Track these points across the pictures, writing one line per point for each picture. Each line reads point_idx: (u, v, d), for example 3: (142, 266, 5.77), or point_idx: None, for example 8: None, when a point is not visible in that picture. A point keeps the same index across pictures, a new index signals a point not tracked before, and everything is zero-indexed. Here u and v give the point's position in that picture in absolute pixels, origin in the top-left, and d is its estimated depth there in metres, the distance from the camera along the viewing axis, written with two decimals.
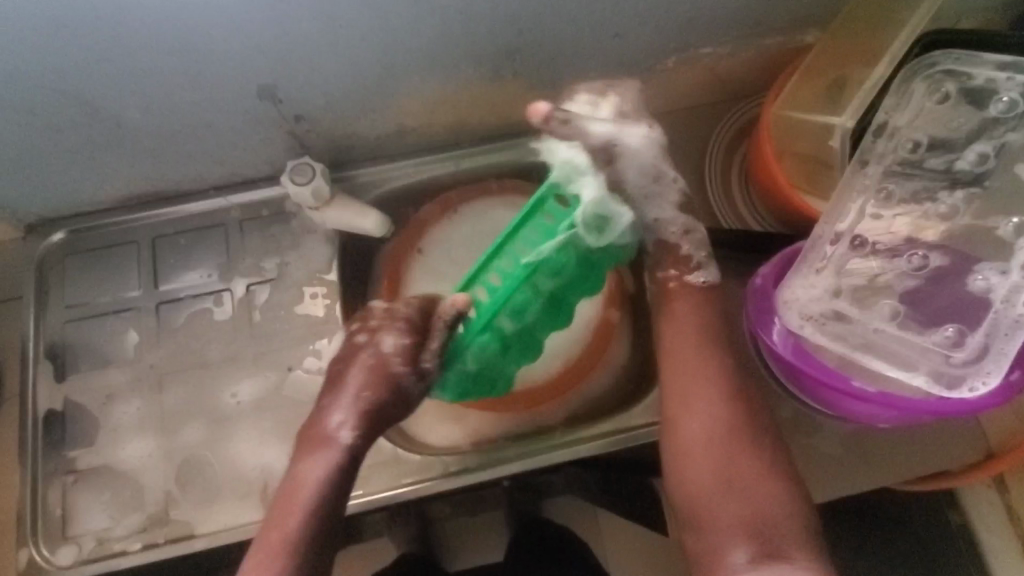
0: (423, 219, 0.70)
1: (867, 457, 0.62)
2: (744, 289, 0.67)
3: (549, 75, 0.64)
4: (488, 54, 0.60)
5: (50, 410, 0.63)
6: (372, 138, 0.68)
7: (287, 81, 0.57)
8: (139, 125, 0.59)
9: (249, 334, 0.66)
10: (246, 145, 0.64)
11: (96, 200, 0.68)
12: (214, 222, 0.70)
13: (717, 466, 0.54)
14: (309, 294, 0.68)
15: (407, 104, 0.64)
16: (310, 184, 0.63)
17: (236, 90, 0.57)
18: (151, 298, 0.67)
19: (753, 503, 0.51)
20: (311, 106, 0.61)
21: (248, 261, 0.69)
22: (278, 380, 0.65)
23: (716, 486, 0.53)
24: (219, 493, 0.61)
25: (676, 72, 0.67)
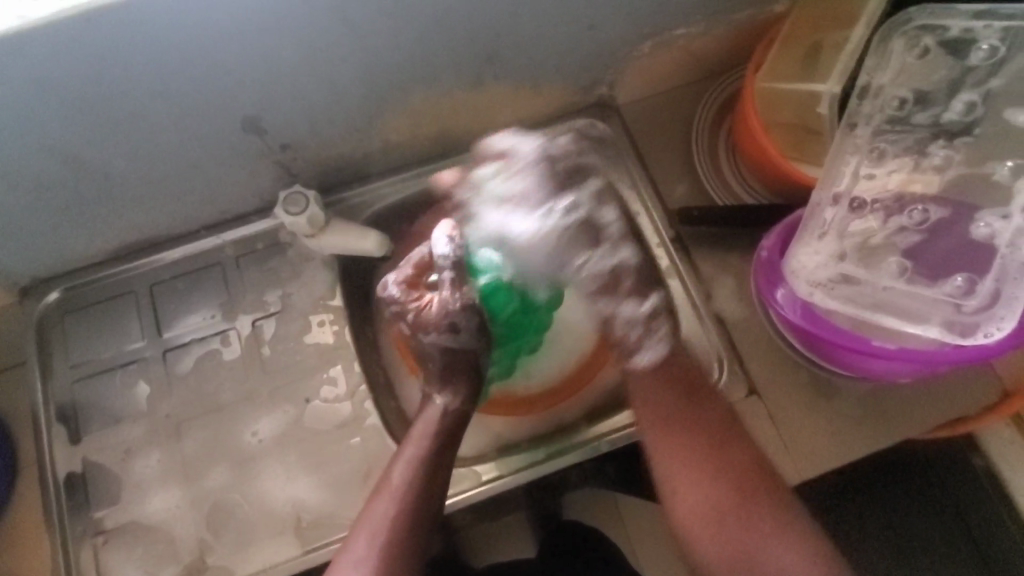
0: (420, 233, 0.70)
1: (888, 413, 0.62)
2: (747, 262, 0.67)
3: (529, 74, 0.64)
4: (467, 60, 0.60)
5: (70, 473, 0.63)
6: (359, 157, 0.67)
7: (270, 110, 0.57)
8: (126, 173, 0.58)
9: (260, 371, 0.65)
10: (234, 180, 0.64)
11: (88, 254, 0.67)
12: (209, 262, 0.69)
13: (713, 509, 0.53)
14: (316, 322, 0.67)
15: (391, 119, 0.63)
16: (305, 213, 0.62)
17: (221, 125, 0.57)
18: (156, 347, 0.66)
19: (756, 544, 0.51)
20: (296, 133, 0.61)
21: (250, 297, 0.68)
22: (297, 413, 0.64)
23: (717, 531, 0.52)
24: (253, 533, 0.61)
25: (653, 57, 0.67)
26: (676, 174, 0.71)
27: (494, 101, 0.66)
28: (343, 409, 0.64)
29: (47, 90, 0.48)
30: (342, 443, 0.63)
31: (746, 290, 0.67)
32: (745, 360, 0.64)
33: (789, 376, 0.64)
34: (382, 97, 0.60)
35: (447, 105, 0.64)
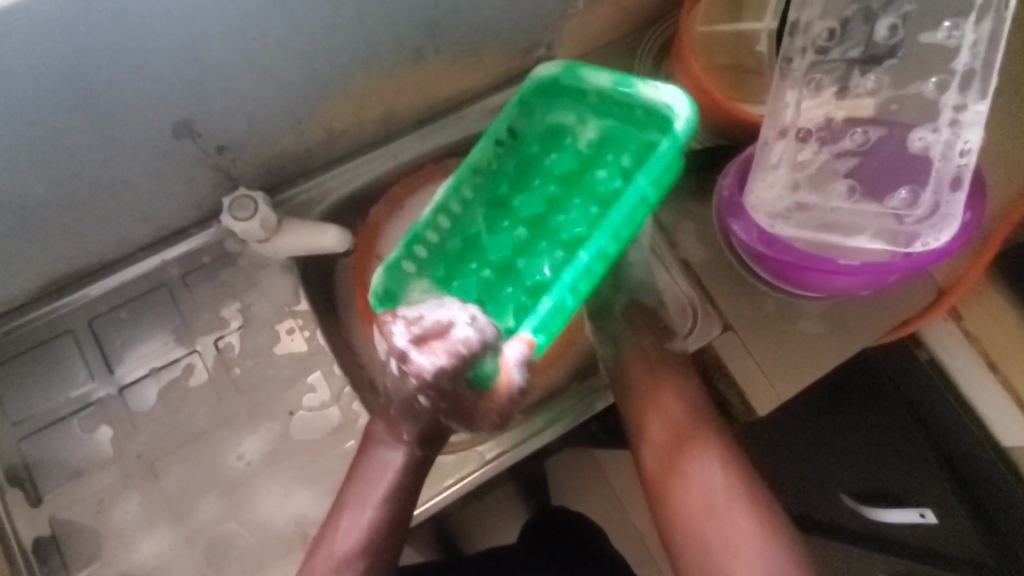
0: (375, 221, 0.69)
1: (846, 325, 0.67)
2: (701, 205, 0.70)
3: (469, 45, 0.63)
4: (407, 35, 0.57)
5: (38, 537, 0.57)
6: (302, 150, 0.64)
7: (203, 111, 0.53)
8: (45, 200, 0.52)
9: (234, 390, 0.62)
10: (168, 192, 0.59)
11: (9, 299, 0.61)
12: (153, 285, 0.64)
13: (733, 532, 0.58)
14: (285, 331, 0.64)
15: (333, 106, 0.61)
16: (256, 216, 0.59)
17: (149, 132, 0.52)
18: (109, 386, 0.61)
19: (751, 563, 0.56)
20: (233, 132, 0.57)
21: (206, 315, 0.63)
22: (282, 428, 0.61)
23: (730, 545, 0.57)
24: (259, 557, 0.58)
25: (587, 14, 0.68)
26: None
27: (436, 76, 0.65)
28: (331, 415, 0.62)
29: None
30: (337, 449, 0.61)
31: (708, 233, 0.69)
32: (716, 299, 0.67)
33: (757, 306, 0.67)
34: (322, 83, 0.57)
35: (389, 84, 0.62)
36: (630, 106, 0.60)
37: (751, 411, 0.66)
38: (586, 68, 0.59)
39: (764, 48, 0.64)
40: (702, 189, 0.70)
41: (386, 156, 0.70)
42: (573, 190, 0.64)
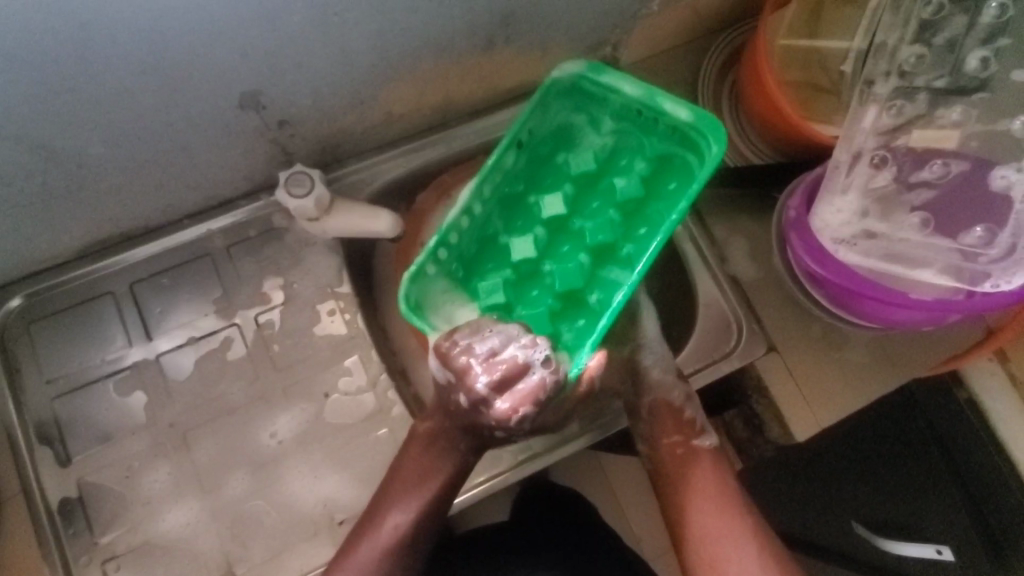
0: (422, 207, 0.68)
1: (893, 357, 0.66)
2: (756, 221, 0.69)
3: (540, 38, 0.62)
4: (484, 22, 0.56)
5: (65, 498, 0.57)
6: (360, 130, 0.63)
7: (272, 83, 0.52)
8: (104, 160, 0.51)
9: (271, 367, 0.61)
10: (224, 161, 0.58)
11: (52, 255, 0.60)
12: (196, 254, 0.63)
13: None
14: (326, 312, 0.63)
15: (397, 88, 0.59)
16: (312, 194, 0.58)
17: (216, 100, 0.51)
18: (146, 352, 0.60)
19: None
20: (297, 107, 0.55)
21: (247, 289, 0.62)
22: (317, 410, 0.60)
23: None
24: (285, 538, 0.57)
25: (660, 15, 0.66)
26: None
27: (502, 66, 0.63)
28: (367, 401, 0.61)
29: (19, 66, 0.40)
30: (371, 436, 0.60)
31: (761, 251, 0.68)
32: (763, 319, 0.66)
33: (804, 329, 0.66)
34: (392, 64, 0.56)
35: (455, 71, 0.61)
36: (655, 119, 0.58)
37: (790, 437, 0.65)
38: (611, 73, 0.57)
39: (849, 67, 0.62)
40: (758, 206, 0.69)
41: (440, 143, 0.68)
42: (591, 197, 0.62)
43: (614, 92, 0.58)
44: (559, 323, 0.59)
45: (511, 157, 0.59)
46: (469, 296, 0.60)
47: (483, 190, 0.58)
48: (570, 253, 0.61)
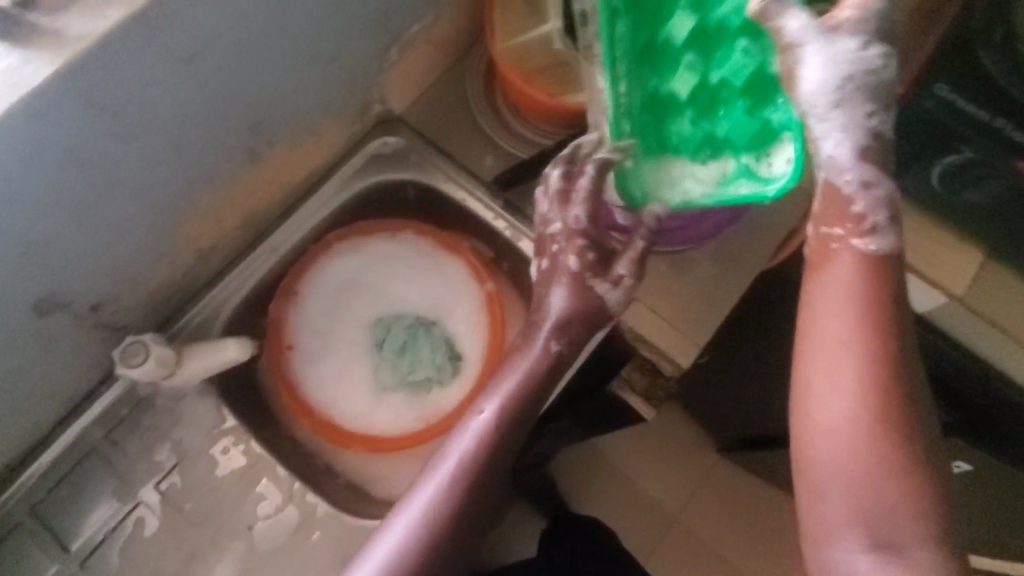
0: (276, 316, 0.72)
1: (735, 259, 0.70)
2: None
3: (301, 128, 0.66)
4: (233, 143, 0.59)
5: None
6: (181, 277, 0.65)
7: (60, 283, 0.54)
8: None
9: (191, 525, 0.63)
10: (60, 365, 0.60)
11: None
12: (81, 454, 0.64)
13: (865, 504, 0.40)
14: (221, 451, 0.65)
15: (190, 230, 0.62)
16: (149, 357, 0.61)
17: (14, 323, 0.53)
18: (70, 564, 0.62)
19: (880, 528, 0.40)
20: (100, 289, 0.58)
21: (141, 464, 0.64)
22: (247, 543, 0.62)
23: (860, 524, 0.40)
24: None
25: (403, 60, 0.71)
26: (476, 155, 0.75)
27: (282, 165, 0.67)
28: (290, 516, 0.63)
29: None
30: (305, 543, 0.62)
31: None
32: None
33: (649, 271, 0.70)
34: (171, 215, 0.59)
35: (238, 190, 0.64)
36: None
37: (679, 368, 0.70)
38: None
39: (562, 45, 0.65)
40: None
41: (266, 252, 0.71)
42: (697, 49, 0.56)
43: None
44: (741, 161, 0.53)
45: (624, 23, 0.55)
46: (677, 155, 0.56)
47: (617, 68, 0.55)
48: (687, 125, 0.56)
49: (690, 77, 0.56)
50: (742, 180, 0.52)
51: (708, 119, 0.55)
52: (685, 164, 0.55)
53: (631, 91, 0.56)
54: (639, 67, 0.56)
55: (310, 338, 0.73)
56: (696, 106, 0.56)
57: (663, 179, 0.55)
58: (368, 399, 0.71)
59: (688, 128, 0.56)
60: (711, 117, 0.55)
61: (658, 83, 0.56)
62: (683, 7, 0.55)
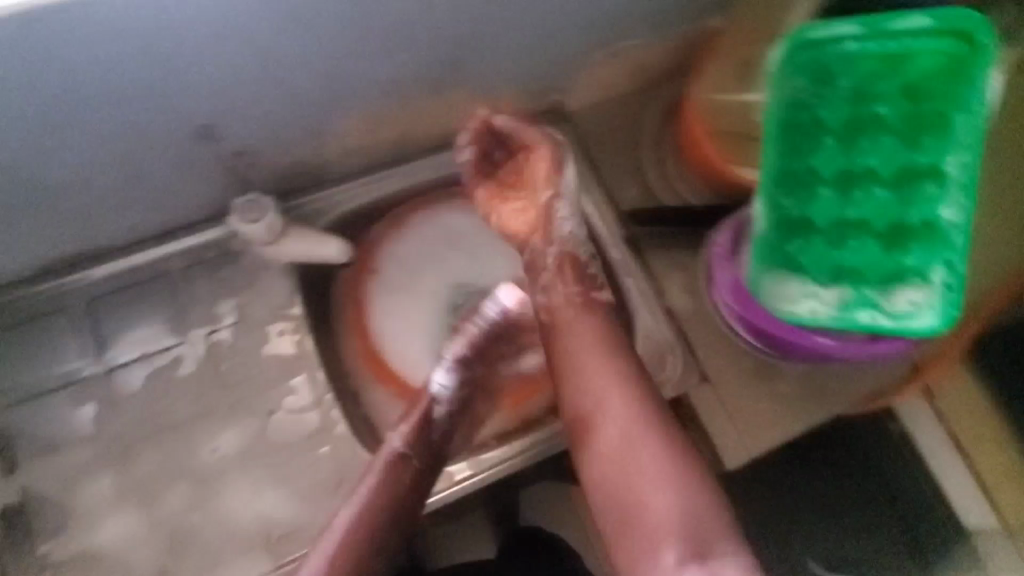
0: (375, 239, 0.73)
1: (819, 392, 0.68)
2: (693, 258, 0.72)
3: (486, 83, 0.67)
4: (428, 68, 0.61)
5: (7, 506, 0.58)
6: (317, 163, 0.67)
7: (226, 118, 0.56)
8: (65, 184, 0.55)
9: (220, 385, 0.63)
10: (182, 188, 0.61)
11: (15, 271, 0.62)
12: (155, 274, 0.66)
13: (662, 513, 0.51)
14: (275, 332, 0.65)
15: (349, 125, 0.64)
16: (264, 219, 0.62)
17: (170, 133, 0.55)
18: (98, 365, 0.63)
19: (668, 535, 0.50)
20: (252, 140, 0.59)
21: (201, 308, 0.65)
22: (260, 425, 0.62)
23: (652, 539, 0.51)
24: (220, 551, 0.58)
25: (601, 66, 0.72)
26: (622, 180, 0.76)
27: (451, 107, 0.68)
28: (309, 420, 0.63)
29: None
30: (311, 453, 0.62)
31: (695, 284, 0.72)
32: (698, 350, 0.69)
33: (736, 360, 0.69)
34: (343, 104, 0.60)
35: (406, 110, 0.65)
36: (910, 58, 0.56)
37: (720, 464, 0.67)
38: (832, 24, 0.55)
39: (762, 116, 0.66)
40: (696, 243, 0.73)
41: (397, 176, 0.73)
42: (853, 179, 0.57)
43: (842, 44, 0.56)
44: (865, 293, 0.55)
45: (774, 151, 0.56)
46: (810, 276, 0.57)
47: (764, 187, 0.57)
48: (823, 247, 0.57)
49: (836, 201, 0.57)
50: (869, 310, 0.55)
51: (837, 247, 0.57)
52: (819, 279, 0.57)
53: (786, 204, 0.57)
54: (795, 187, 0.57)
55: (397, 271, 0.73)
56: (837, 232, 0.57)
57: (783, 287, 0.57)
58: (422, 351, 0.71)
59: (840, 254, 0.57)
60: (843, 246, 0.57)
61: (808, 198, 0.57)
62: (844, 133, 0.57)
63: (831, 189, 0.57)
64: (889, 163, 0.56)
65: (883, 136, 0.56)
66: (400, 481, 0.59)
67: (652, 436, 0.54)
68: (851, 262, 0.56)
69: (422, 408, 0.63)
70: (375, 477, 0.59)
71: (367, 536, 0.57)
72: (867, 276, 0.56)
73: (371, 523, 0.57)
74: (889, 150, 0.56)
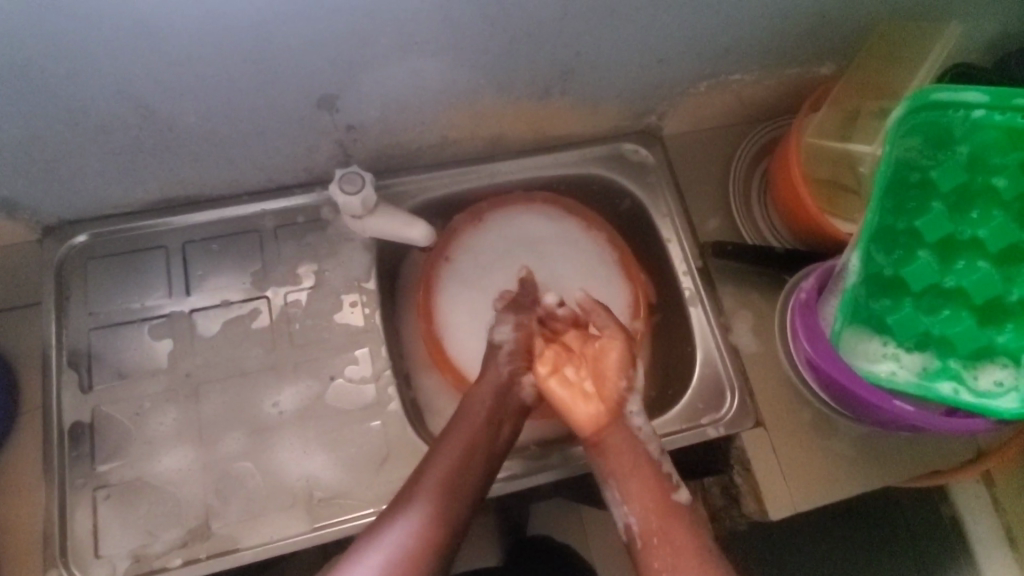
0: (455, 227, 0.74)
1: (879, 458, 0.66)
2: (765, 300, 0.72)
3: (591, 97, 0.68)
4: (542, 73, 0.63)
5: (76, 421, 0.61)
6: (415, 148, 0.69)
7: (348, 91, 0.58)
8: (190, 129, 0.58)
9: (289, 344, 0.65)
10: (290, 151, 0.64)
11: (123, 204, 0.66)
12: (247, 228, 0.69)
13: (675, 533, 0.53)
14: (348, 303, 0.67)
15: (455, 116, 0.66)
16: (361, 193, 0.64)
17: (296, 98, 0.58)
18: (182, 305, 0.66)
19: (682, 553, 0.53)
20: (365, 116, 0.62)
21: (284, 268, 0.68)
22: (320, 389, 0.64)
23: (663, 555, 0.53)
24: (264, 504, 0.60)
25: (705, 96, 0.72)
26: (704, 212, 0.76)
27: (553, 115, 0.70)
28: (367, 392, 0.65)
29: (141, 38, 0.48)
30: (364, 425, 0.63)
31: (763, 327, 0.71)
32: (757, 394, 0.68)
33: (794, 410, 0.67)
34: (456, 95, 0.63)
35: (511, 111, 0.67)
36: None
37: (764, 513, 0.65)
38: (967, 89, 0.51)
39: (865, 170, 0.65)
40: (770, 286, 0.72)
41: (485, 173, 0.74)
42: (953, 247, 0.56)
43: (965, 113, 0.52)
44: (951, 364, 0.56)
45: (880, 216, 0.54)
46: (890, 336, 0.58)
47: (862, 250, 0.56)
48: (910, 309, 0.58)
49: (931, 265, 0.57)
50: (951, 382, 0.55)
51: (928, 314, 0.58)
52: (900, 339, 0.58)
53: (879, 264, 0.58)
54: (890, 248, 0.58)
55: (469, 263, 0.75)
56: (925, 296, 0.58)
57: (861, 341, 0.59)
58: (481, 347, 0.71)
59: (926, 319, 0.58)
60: (934, 314, 0.57)
61: (902, 260, 0.58)
62: (951, 200, 0.56)
63: (928, 253, 0.57)
64: (995, 237, 0.55)
65: (992, 208, 0.55)
66: (459, 485, 0.55)
67: (594, 414, 0.59)
68: (936, 329, 0.57)
69: (478, 406, 0.60)
70: (433, 480, 0.55)
71: (426, 545, 0.52)
72: (951, 343, 0.57)
73: (431, 527, 0.53)
74: (995, 223, 0.55)
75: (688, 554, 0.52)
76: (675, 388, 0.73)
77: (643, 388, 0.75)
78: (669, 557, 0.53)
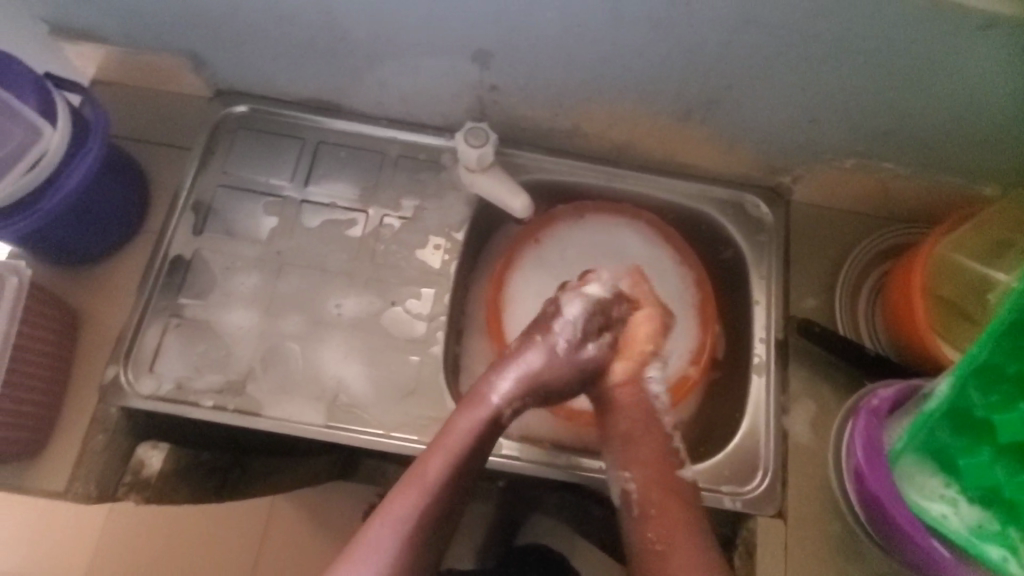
0: (555, 215, 0.76)
1: None
2: (835, 397, 0.67)
3: (731, 135, 0.67)
4: (691, 94, 0.63)
5: (179, 255, 0.69)
6: (547, 129, 0.71)
7: (504, 53, 0.62)
8: (358, 44, 0.64)
9: (369, 260, 0.70)
10: (435, 93, 0.69)
11: (283, 91, 0.73)
12: (375, 148, 0.74)
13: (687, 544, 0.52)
14: (433, 244, 0.71)
15: (592, 111, 0.67)
16: (480, 149, 0.65)
17: (457, 44, 0.62)
18: (297, 193, 0.72)
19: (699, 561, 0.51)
20: (511, 82, 0.65)
21: (390, 193, 0.72)
22: (380, 308, 0.68)
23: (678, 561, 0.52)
24: (295, 386, 0.65)
25: (847, 174, 0.69)
26: (804, 288, 0.72)
27: (687, 141, 0.70)
28: (417, 328, 0.68)
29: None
30: (405, 355, 0.67)
31: (823, 422, 0.66)
32: (790, 485, 0.64)
33: (823, 518, 0.63)
34: (601, 90, 0.64)
35: (648, 123, 0.68)
36: None
37: None
38: None
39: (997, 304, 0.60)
40: (847, 385, 0.68)
41: (601, 175, 0.75)
42: None
43: None
44: (1011, 530, 0.52)
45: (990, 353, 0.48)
46: (954, 473, 0.54)
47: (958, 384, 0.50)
48: (988, 459, 0.52)
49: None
50: (1004, 549, 0.51)
51: (1007, 469, 0.52)
52: (964, 482, 0.54)
53: (975, 402, 0.51)
54: (991, 388, 0.51)
55: (555, 254, 0.76)
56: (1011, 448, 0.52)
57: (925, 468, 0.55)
58: None
59: (1002, 472, 0.52)
60: (1013, 472, 0.52)
61: (1001, 406, 0.51)
62: None
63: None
64: None
65: None
66: (442, 505, 0.51)
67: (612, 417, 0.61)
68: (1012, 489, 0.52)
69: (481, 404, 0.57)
70: (415, 498, 0.50)
71: (412, 560, 0.49)
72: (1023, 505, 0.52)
73: (410, 549, 0.49)
74: None
75: (679, 527, 0.54)
76: (706, 449, 0.71)
77: (677, 436, 0.73)
78: (664, 531, 0.54)
